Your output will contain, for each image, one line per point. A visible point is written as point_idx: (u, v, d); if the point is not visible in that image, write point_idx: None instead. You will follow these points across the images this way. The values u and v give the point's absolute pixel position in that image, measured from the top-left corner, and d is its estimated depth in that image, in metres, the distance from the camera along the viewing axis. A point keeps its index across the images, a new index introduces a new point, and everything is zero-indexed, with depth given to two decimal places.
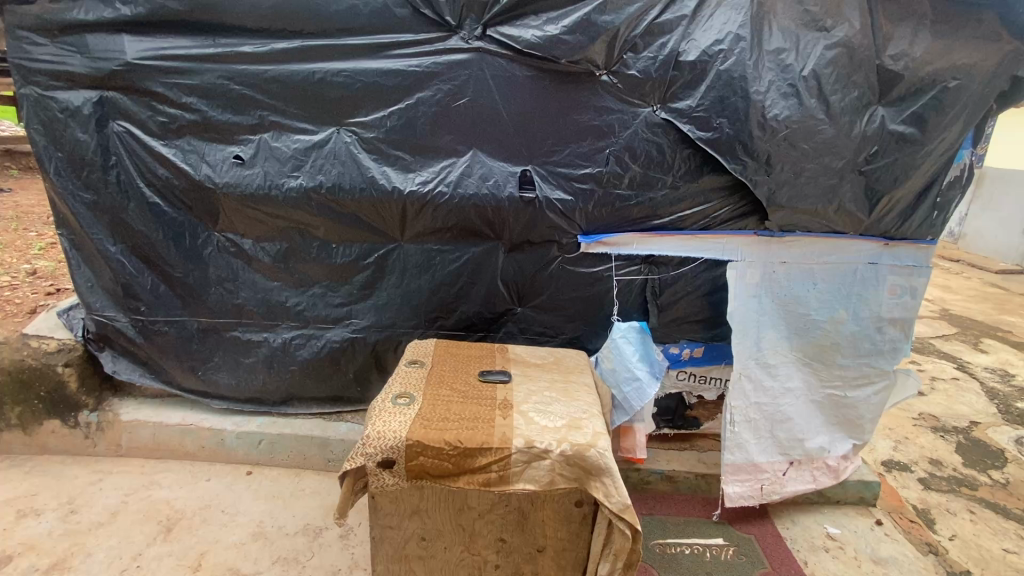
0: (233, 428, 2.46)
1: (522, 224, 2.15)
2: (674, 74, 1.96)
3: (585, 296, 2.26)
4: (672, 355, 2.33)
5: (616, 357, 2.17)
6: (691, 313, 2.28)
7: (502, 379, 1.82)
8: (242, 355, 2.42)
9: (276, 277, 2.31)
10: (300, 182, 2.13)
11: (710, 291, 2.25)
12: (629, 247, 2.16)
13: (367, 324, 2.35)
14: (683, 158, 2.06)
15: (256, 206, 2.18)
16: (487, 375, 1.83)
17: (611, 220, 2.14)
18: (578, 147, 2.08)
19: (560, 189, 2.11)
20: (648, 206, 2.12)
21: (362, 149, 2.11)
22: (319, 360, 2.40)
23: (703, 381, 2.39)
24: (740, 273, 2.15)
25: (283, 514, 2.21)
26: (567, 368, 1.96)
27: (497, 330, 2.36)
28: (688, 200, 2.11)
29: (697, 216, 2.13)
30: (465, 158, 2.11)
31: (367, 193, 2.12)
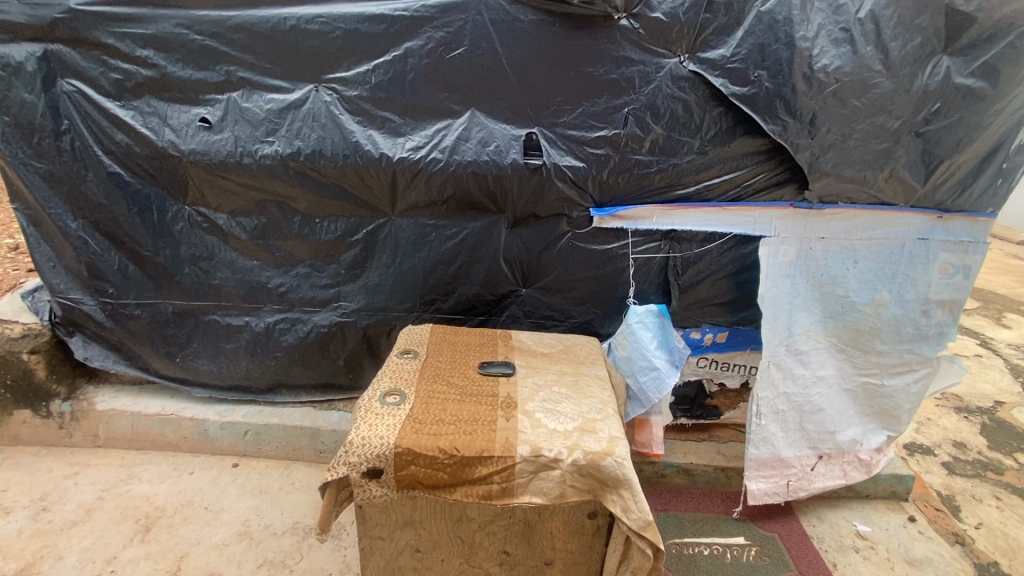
0: (217, 418, 2.28)
1: (527, 196, 1.91)
2: (706, 17, 1.67)
3: (597, 276, 2.04)
4: (693, 341, 2.11)
5: (632, 344, 1.97)
6: (715, 295, 2.05)
7: (506, 372, 1.62)
8: (222, 340, 2.22)
9: (256, 256, 2.09)
10: (275, 149, 1.88)
11: (737, 270, 2.01)
12: (649, 222, 1.92)
13: (358, 308, 2.13)
14: (713, 117, 1.79)
15: (228, 176, 1.94)
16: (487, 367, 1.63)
17: (628, 191, 1.89)
18: (592, 106, 1.81)
19: (571, 155, 1.85)
20: (671, 175, 1.86)
21: (344, 109, 1.86)
22: (306, 345, 2.20)
23: (726, 368, 2.19)
24: (773, 250, 1.91)
25: (270, 511, 2.06)
26: (579, 359, 1.75)
27: (499, 314, 2.13)
28: (717, 167, 1.85)
29: (726, 186, 1.87)
30: (462, 119, 1.85)
31: (350, 160, 1.87)
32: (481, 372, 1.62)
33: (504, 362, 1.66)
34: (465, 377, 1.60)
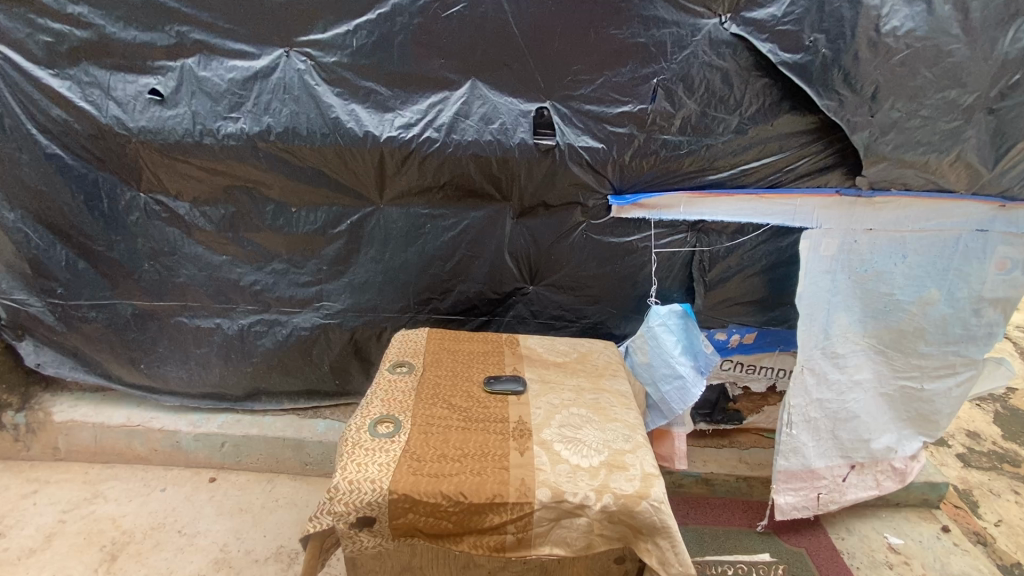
0: (189, 429, 2.06)
1: (536, 182, 1.66)
2: None
3: (614, 272, 1.81)
4: (717, 342, 1.91)
5: (653, 350, 1.75)
6: (745, 293, 1.83)
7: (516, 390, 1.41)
8: (191, 345, 1.97)
9: (225, 250, 1.84)
10: (240, 127, 1.60)
11: (771, 266, 1.79)
12: (674, 211, 1.69)
13: (343, 308, 1.89)
14: (755, 90, 1.55)
15: (186, 158, 1.66)
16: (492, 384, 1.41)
17: (653, 176, 1.65)
18: (614, 76, 1.55)
19: (588, 135, 1.59)
20: (703, 157, 1.61)
21: (320, 79, 1.58)
22: (286, 350, 1.96)
23: (751, 370, 1.99)
24: (814, 244, 1.69)
25: (252, 533, 1.86)
26: (597, 372, 1.54)
27: (503, 314, 1.90)
28: (756, 148, 1.60)
29: (765, 171, 1.64)
30: (460, 92, 1.58)
31: (329, 140, 1.60)
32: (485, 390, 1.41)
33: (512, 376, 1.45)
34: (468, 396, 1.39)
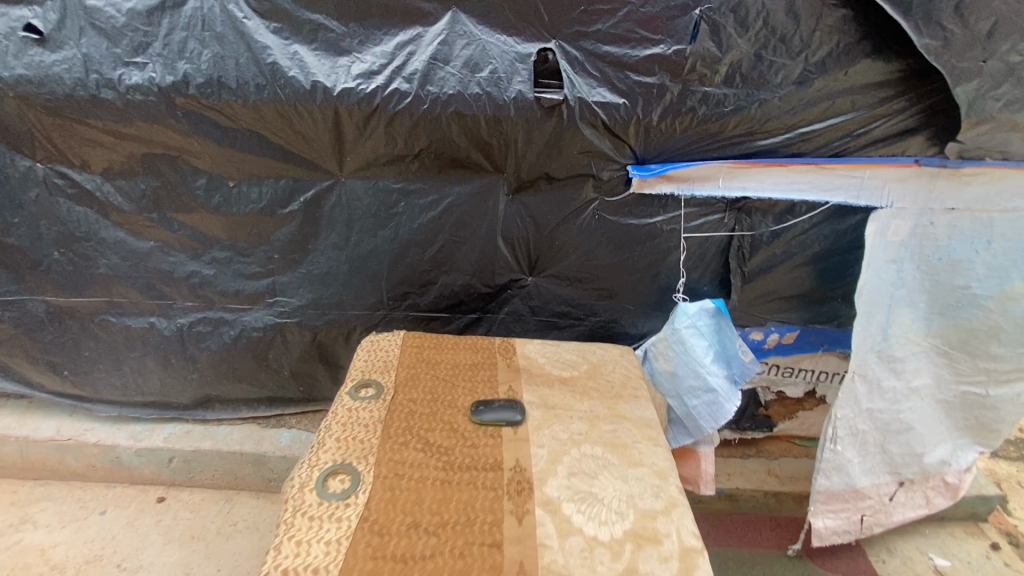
0: (130, 442, 1.76)
1: (537, 149, 1.31)
2: None
3: (631, 261, 1.48)
4: (752, 343, 1.60)
5: (678, 357, 1.44)
6: (789, 286, 1.51)
7: (512, 419, 1.12)
8: (122, 347, 1.65)
9: (152, 235, 1.49)
10: (148, 75, 1.25)
11: (823, 253, 1.47)
12: (710, 186, 1.35)
13: (302, 305, 1.56)
14: (826, 27, 1.21)
15: (85, 119, 1.31)
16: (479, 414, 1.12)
17: (686, 141, 1.30)
18: (640, 9, 1.22)
19: (606, 87, 1.25)
20: (751, 117, 1.26)
21: (250, 12, 1.23)
22: (236, 353, 1.64)
23: (787, 373, 1.70)
24: (881, 227, 1.36)
25: (203, 567, 1.59)
26: (611, 392, 1.24)
27: (496, 312, 1.57)
28: (820, 106, 1.26)
29: (828, 136, 1.29)
30: (433, 30, 1.24)
31: (268, 93, 1.25)
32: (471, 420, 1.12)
33: (506, 400, 1.15)
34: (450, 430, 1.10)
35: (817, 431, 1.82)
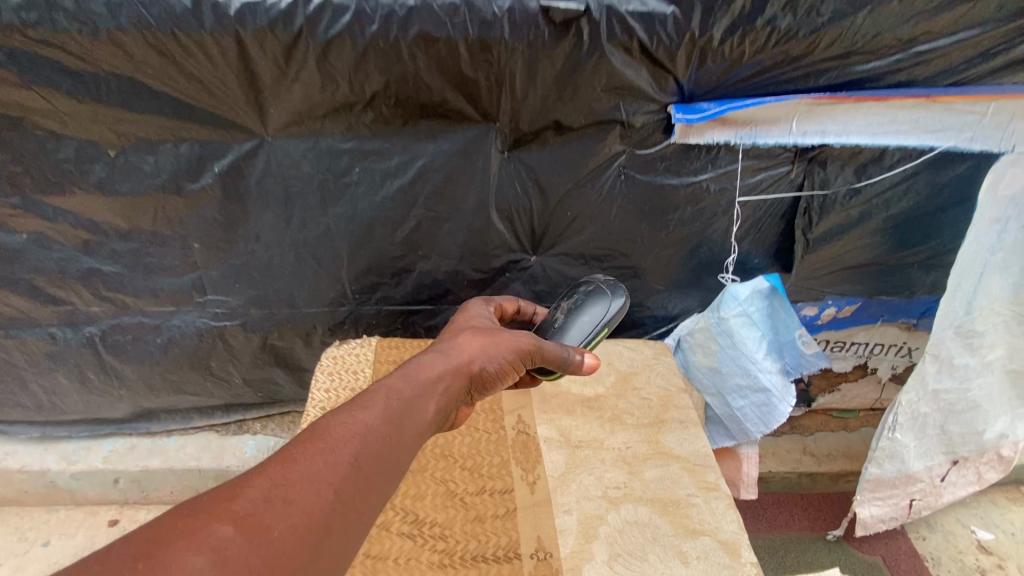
0: (62, 467, 1.48)
1: (544, 87, 0.91)
2: None
3: (664, 232, 1.14)
4: (803, 319, 1.33)
5: (722, 351, 1.16)
6: (859, 254, 1.21)
7: (601, 306, 0.97)
8: (23, 365, 1.32)
9: (22, 226, 1.11)
10: None
11: (908, 213, 1.14)
12: (781, 133, 0.99)
13: (244, 304, 1.22)
14: None
15: None
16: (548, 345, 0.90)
17: (754, 69, 0.91)
18: None
19: None
20: (856, 32, 0.87)
21: None
22: (170, 364, 1.31)
23: (838, 349, 1.43)
24: (995, 179, 1.05)
25: None
26: (647, 419, 0.96)
27: None
28: (954, 13, 0.87)
29: (952, 57, 0.92)
30: None
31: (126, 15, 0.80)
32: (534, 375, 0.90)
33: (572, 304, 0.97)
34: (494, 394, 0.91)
35: (859, 403, 1.60)
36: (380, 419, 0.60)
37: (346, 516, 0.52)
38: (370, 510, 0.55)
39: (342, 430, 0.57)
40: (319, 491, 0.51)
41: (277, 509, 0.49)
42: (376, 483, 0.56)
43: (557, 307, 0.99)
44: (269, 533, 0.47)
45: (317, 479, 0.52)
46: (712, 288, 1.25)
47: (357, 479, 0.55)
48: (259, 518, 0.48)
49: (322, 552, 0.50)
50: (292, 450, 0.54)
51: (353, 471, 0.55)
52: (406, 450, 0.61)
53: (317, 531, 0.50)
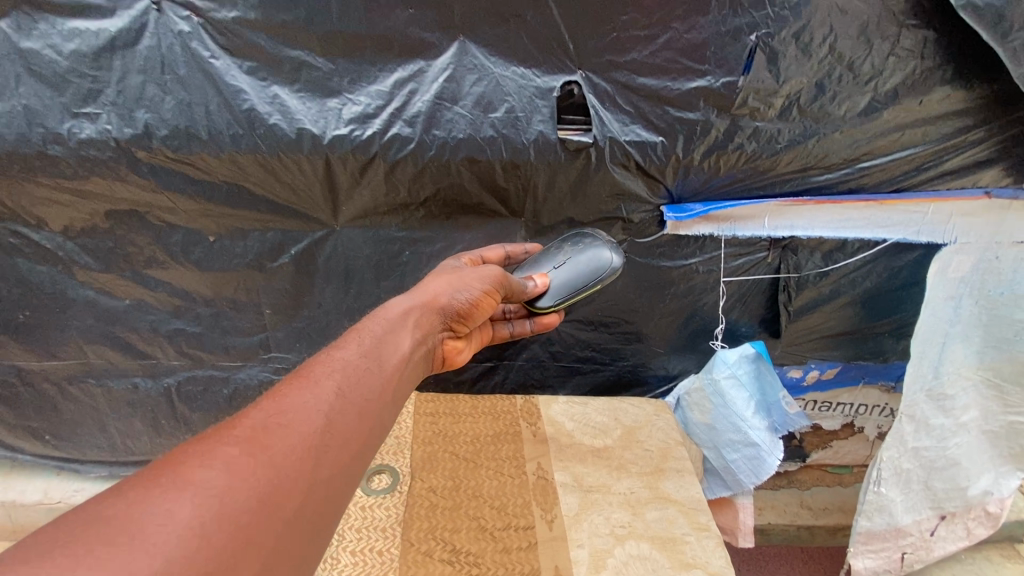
0: None
1: (561, 193, 1.15)
2: None
3: (662, 303, 1.33)
4: (790, 381, 1.51)
5: (716, 409, 1.33)
6: (834, 324, 1.39)
7: (599, 248, 1.10)
8: (106, 410, 1.53)
9: (127, 293, 1.32)
10: (103, 128, 1.04)
11: (873, 291, 1.33)
12: (756, 227, 1.20)
13: (302, 361, 1.42)
14: (903, 51, 1.01)
15: (34, 176, 1.11)
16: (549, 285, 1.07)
17: (729, 180, 1.13)
18: (689, 28, 1.00)
19: (641, 121, 1.06)
20: (810, 154, 1.10)
21: (212, 46, 1.00)
22: (232, 411, 1.51)
23: (825, 408, 1.59)
24: (943, 265, 1.22)
25: None
26: (649, 468, 1.12)
27: (514, 357, 1.45)
28: (889, 140, 1.09)
29: (894, 171, 1.13)
30: (444, 60, 1.02)
31: (244, 144, 1.04)
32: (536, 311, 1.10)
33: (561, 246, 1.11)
34: (504, 327, 1.11)
35: (852, 459, 1.72)
36: (355, 355, 0.65)
37: (344, 436, 0.55)
38: (365, 428, 0.58)
39: (323, 367, 0.61)
40: (313, 412, 0.55)
41: (279, 427, 0.51)
42: (365, 407, 0.60)
43: (559, 247, 1.12)
44: (274, 445, 0.50)
45: (309, 403, 0.55)
46: (706, 352, 1.43)
47: (348, 404, 0.58)
48: (262, 437, 0.50)
49: (327, 461, 0.53)
50: (279, 387, 0.57)
51: (343, 397, 0.58)
52: (388, 381, 0.66)
53: (321, 444, 0.53)
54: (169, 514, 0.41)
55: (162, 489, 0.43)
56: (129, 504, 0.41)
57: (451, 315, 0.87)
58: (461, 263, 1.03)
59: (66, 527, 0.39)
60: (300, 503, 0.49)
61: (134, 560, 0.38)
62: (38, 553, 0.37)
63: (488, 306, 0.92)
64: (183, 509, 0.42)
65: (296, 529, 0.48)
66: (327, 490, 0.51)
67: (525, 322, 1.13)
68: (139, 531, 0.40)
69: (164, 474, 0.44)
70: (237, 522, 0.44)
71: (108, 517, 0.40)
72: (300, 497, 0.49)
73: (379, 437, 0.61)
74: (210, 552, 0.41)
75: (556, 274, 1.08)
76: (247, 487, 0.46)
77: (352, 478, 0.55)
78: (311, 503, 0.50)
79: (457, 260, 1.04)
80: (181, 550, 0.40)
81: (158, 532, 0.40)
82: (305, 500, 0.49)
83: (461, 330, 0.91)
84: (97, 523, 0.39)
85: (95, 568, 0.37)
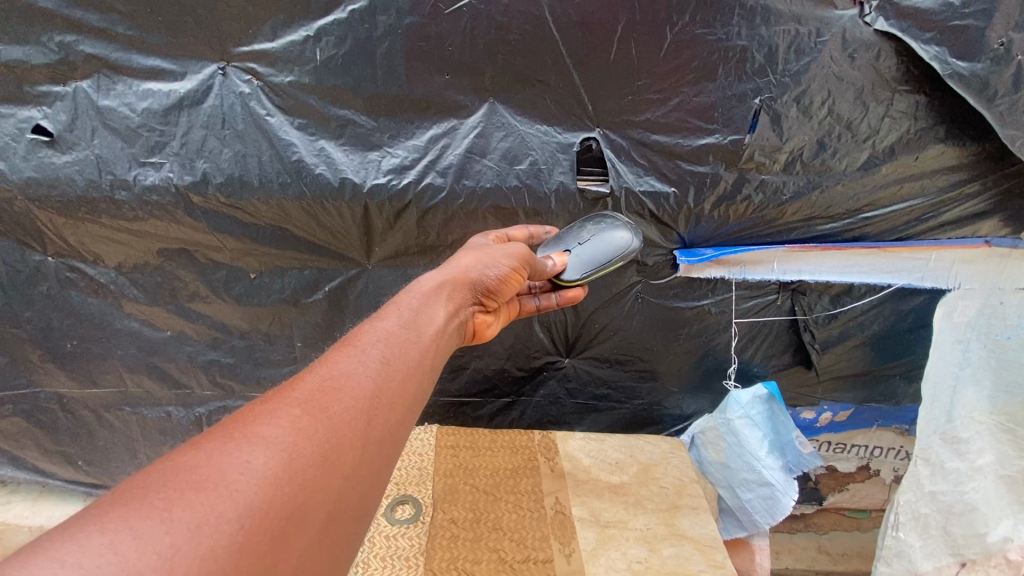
0: None
1: None
2: None
3: (676, 343, 1.38)
4: (802, 421, 1.54)
5: (732, 448, 1.35)
6: (844, 366, 1.42)
7: (622, 229, 1.08)
8: (138, 437, 1.59)
9: (168, 325, 1.39)
10: (165, 176, 1.15)
11: (881, 334, 1.37)
12: (766, 270, 1.24)
13: None
14: (897, 113, 1.10)
15: (95, 217, 1.20)
16: (569, 262, 1.06)
17: (738, 227, 1.20)
18: (699, 92, 1.10)
19: (654, 173, 1.15)
20: (814, 204, 1.17)
21: (270, 105, 1.12)
22: None
23: (840, 450, 1.61)
24: (948, 310, 1.26)
25: None
26: (665, 504, 1.15)
27: (531, 393, 1.49)
28: (889, 191, 1.16)
29: (895, 221, 1.19)
30: (475, 118, 1.13)
31: (292, 191, 1.15)
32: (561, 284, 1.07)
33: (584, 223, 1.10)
34: (530, 302, 1.08)
35: (870, 503, 1.71)
36: (395, 327, 0.69)
37: (392, 399, 0.59)
38: (409, 392, 0.62)
39: (367, 338, 0.65)
40: (362, 378, 0.58)
41: (334, 391, 0.55)
42: (408, 373, 0.64)
43: (582, 225, 1.10)
44: (331, 407, 0.53)
45: (358, 369, 0.59)
46: (719, 391, 1.47)
47: (392, 370, 0.62)
48: (320, 399, 0.54)
49: (379, 422, 0.56)
50: (328, 356, 0.61)
51: (387, 365, 0.62)
52: (426, 351, 0.70)
53: (372, 406, 0.57)
54: (245, 464, 0.45)
55: (236, 444, 0.47)
56: (209, 455, 0.45)
57: (482, 290, 0.89)
58: (489, 240, 1.02)
59: (155, 476, 0.43)
60: (357, 458, 0.52)
61: (220, 504, 0.42)
62: (136, 497, 0.41)
63: (516, 284, 0.93)
64: (257, 460, 0.46)
65: (355, 481, 0.51)
66: (379, 448, 0.55)
67: (551, 296, 1.09)
68: (221, 479, 0.44)
69: (236, 430, 0.48)
70: (305, 473, 0.47)
71: (192, 467, 0.44)
72: (357, 452, 0.53)
73: (422, 401, 0.65)
74: (284, 499, 0.45)
75: (579, 250, 1.06)
76: (310, 442, 0.49)
77: (401, 437, 0.58)
78: (366, 459, 0.53)
79: (482, 237, 1.03)
80: (259, 496, 0.44)
81: (238, 480, 0.44)
82: (362, 456, 0.53)
83: (490, 304, 0.92)
84: (183, 473, 0.43)
85: (187, 510, 0.41)
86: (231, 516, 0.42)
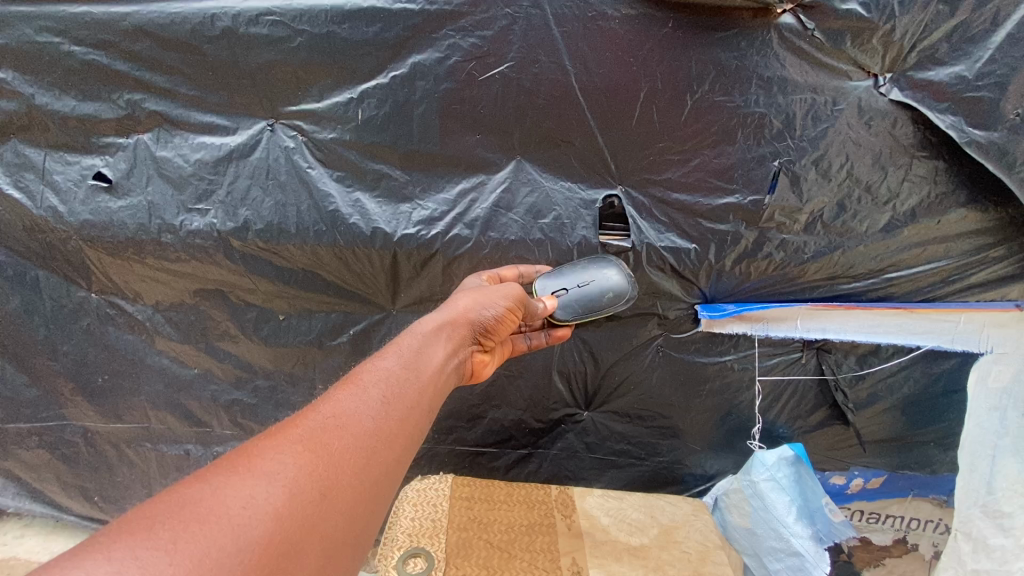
0: None
1: None
2: (937, 9, 1.03)
3: (698, 400, 1.35)
4: (833, 487, 1.47)
5: (757, 512, 1.29)
6: (874, 430, 1.37)
7: (615, 275, 1.13)
8: (155, 474, 1.61)
9: (198, 364, 1.43)
10: (209, 221, 1.22)
11: (912, 398, 1.33)
12: (788, 328, 1.24)
13: None
14: (916, 177, 1.12)
15: (141, 257, 1.27)
16: (559, 304, 1.10)
17: (761, 283, 1.21)
18: (718, 155, 1.14)
19: (674, 230, 1.17)
20: (838, 262, 1.17)
21: (312, 159, 1.20)
22: None
23: (874, 519, 1.53)
24: (982, 374, 1.23)
25: None
26: (687, 571, 1.11)
27: (548, 445, 1.47)
28: (913, 253, 1.16)
29: (920, 282, 1.18)
30: (504, 173, 1.19)
31: (326, 238, 1.20)
32: (551, 323, 1.14)
33: (581, 265, 1.13)
34: (521, 340, 1.13)
35: None
36: (397, 365, 0.72)
37: (390, 437, 0.62)
38: (408, 431, 0.65)
39: (368, 376, 0.68)
40: (362, 417, 0.61)
41: (334, 429, 0.58)
42: (407, 412, 0.66)
43: (581, 270, 1.13)
44: (331, 443, 0.56)
45: (359, 407, 0.62)
46: (743, 451, 1.42)
47: (392, 410, 0.65)
48: (320, 436, 0.56)
49: (377, 460, 0.59)
50: (332, 393, 0.64)
51: (389, 404, 0.65)
52: (425, 390, 0.72)
53: (372, 444, 0.59)
54: (248, 499, 0.48)
55: (240, 478, 0.50)
56: (215, 489, 0.48)
57: (480, 329, 0.92)
58: (483, 281, 1.05)
59: (162, 506, 0.46)
60: (354, 496, 0.55)
61: (222, 538, 0.45)
62: (143, 527, 0.44)
63: (511, 323, 0.97)
64: (260, 495, 0.49)
65: (351, 520, 0.54)
66: (376, 486, 0.57)
67: (540, 334, 1.15)
68: (224, 512, 0.47)
69: (241, 464, 0.51)
70: (304, 509, 0.50)
71: (197, 500, 0.47)
72: (356, 490, 0.55)
73: (420, 438, 0.67)
74: (282, 534, 0.48)
75: (572, 294, 1.11)
76: (310, 480, 0.52)
77: (398, 475, 0.61)
78: (362, 498, 0.56)
79: (477, 277, 1.06)
80: (261, 530, 0.47)
81: (241, 514, 0.47)
82: (359, 495, 0.55)
83: (488, 343, 0.95)
84: (189, 505, 0.46)
85: (191, 543, 0.44)
86: (231, 549, 0.45)
